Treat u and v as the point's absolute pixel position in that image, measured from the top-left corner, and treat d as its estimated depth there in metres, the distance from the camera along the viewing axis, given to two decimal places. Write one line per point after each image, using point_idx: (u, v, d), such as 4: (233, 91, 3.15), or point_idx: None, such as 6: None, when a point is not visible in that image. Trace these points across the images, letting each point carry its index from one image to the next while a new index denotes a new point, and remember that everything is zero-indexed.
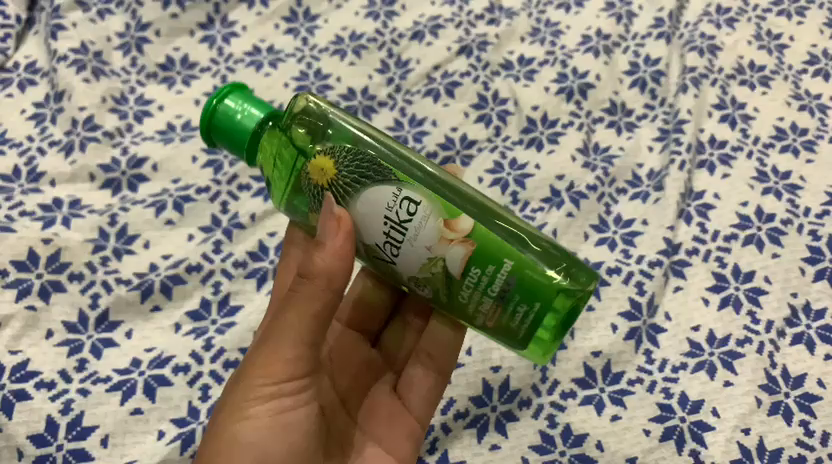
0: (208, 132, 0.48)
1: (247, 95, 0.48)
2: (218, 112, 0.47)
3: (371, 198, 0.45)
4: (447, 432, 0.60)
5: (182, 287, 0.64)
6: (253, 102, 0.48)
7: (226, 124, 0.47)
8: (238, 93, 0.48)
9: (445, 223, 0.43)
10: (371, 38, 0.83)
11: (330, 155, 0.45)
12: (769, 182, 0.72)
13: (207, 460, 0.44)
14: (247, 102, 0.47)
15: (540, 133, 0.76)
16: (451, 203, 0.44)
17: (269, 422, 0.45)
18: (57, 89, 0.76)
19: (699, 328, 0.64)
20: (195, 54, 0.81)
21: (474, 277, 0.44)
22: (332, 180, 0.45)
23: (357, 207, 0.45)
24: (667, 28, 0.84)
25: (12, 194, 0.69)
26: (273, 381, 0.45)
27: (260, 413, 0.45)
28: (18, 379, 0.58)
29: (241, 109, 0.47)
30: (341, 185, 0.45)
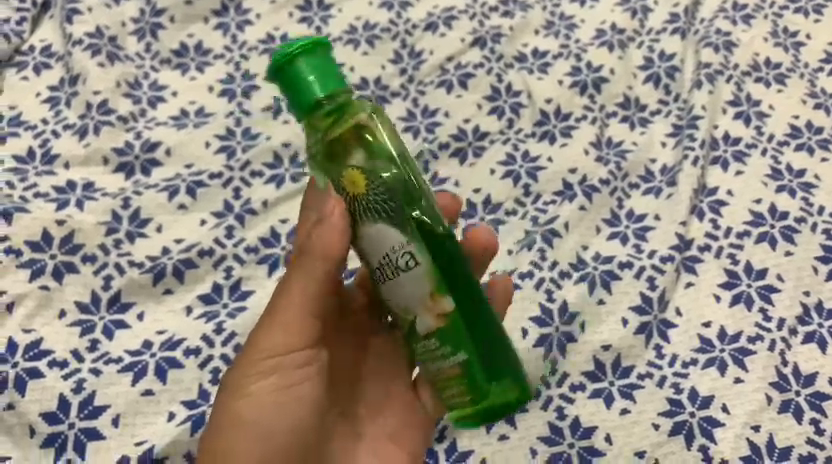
0: (280, 66, 0.42)
1: (327, 59, 0.43)
2: (299, 60, 0.42)
3: (380, 236, 0.43)
4: None
5: (194, 271, 0.64)
6: (331, 69, 0.42)
7: (298, 77, 0.42)
8: (320, 52, 0.42)
9: (429, 294, 0.44)
10: (385, 28, 0.83)
11: (369, 179, 0.43)
12: (783, 180, 0.71)
13: (216, 437, 0.46)
14: (329, 74, 0.42)
15: (553, 126, 0.76)
16: (444, 277, 0.44)
17: (274, 397, 0.46)
18: (72, 73, 0.76)
19: (710, 324, 0.63)
20: (209, 40, 0.81)
21: (430, 345, 0.45)
22: (357, 198, 0.43)
23: (364, 234, 0.43)
24: (683, 24, 0.84)
25: (27, 176, 0.69)
26: (276, 357, 0.46)
27: (264, 389, 0.46)
28: (31, 357, 0.58)
29: (319, 77, 0.42)
30: (361, 207, 0.43)
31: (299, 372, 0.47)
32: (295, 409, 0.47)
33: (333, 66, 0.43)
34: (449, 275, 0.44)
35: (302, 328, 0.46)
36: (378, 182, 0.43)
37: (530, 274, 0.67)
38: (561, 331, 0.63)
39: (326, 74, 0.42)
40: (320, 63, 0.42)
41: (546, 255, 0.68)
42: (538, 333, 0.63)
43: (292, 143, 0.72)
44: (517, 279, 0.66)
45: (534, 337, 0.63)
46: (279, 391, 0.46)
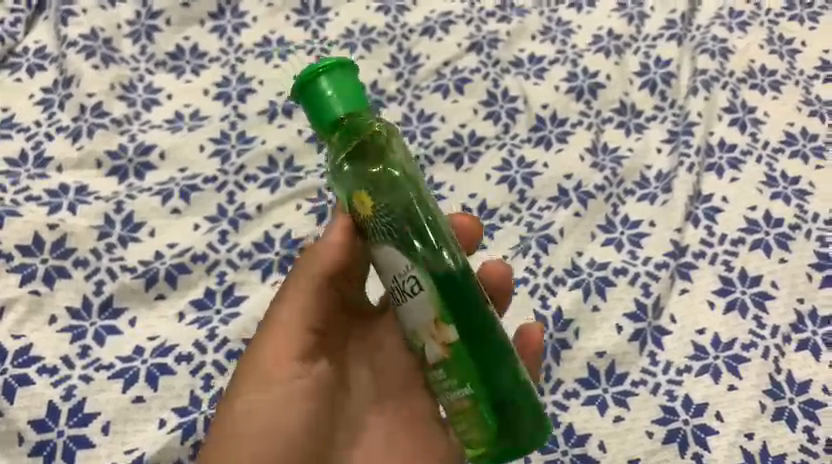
0: (303, 82, 0.44)
1: (352, 77, 0.44)
2: (323, 78, 0.44)
3: (389, 259, 0.44)
4: None
5: (187, 276, 0.64)
6: (354, 88, 0.44)
7: (322, 94, 0.44)
8: (344, 71, 0.44)
9: (433, 323, 0.44)
10: (382, 32, 0.83)
11: (382, 200, 0.44)
12: (778, 187, 0.71)
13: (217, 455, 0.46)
14: (351, 93, 0.44)
15: (548, 132, 0.76)
16: (451, 308, 0.43)
17: (271, 409, 0.47)
18: (66, 75, 0.76)
19: (705, 331, 0.63)
20: (204, 43, 0.81)
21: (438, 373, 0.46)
22: (369, 219, 0.45)
23: (378, 254, 0.45)
24: (679, 31, 0.84)
25: (19, 179, 0.69)
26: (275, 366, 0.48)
27: (261, 403, 0.47)
28: (21, 364, 0.58)
29: (341, 96, 0.44)
30: (373, 228, 0.45)
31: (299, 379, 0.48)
32: (291, 419, 0.47)
33: (357, 85, 0.44)
34: (455, 306, 0.43)
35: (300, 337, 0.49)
36: (386, 206, 0.44)
37: (524, 280, 0.66)
38: (555, 338, 0.63)
39: (348, 93, 0.44)
40: (344, 81, 0.44)
41: (541, 261, 0.67)
42: None
43: (287, 148, 0.72)
44: None
45: None
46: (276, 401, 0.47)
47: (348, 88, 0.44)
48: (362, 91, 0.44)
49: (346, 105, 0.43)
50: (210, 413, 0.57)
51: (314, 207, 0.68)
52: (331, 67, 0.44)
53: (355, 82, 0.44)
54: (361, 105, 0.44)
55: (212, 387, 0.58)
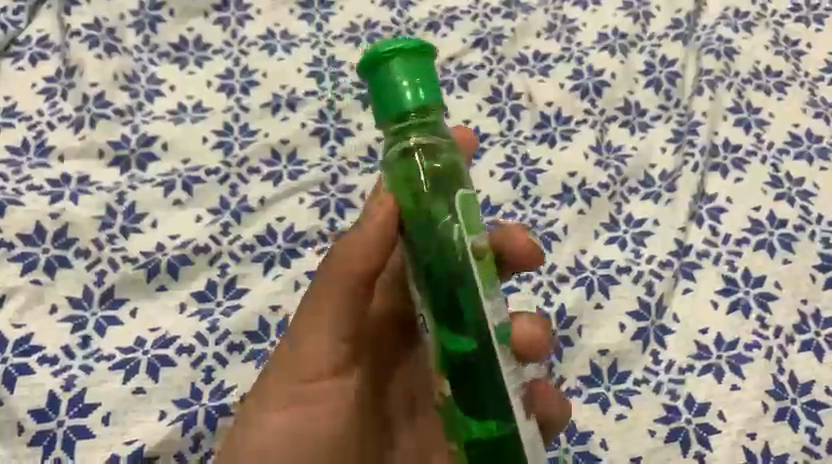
0: (374, 62, 0.41)
1: (425, 67, 0.41)
2: (392, 63, 0.40)
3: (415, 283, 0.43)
4: None
5: (189, 268, 0.63)
6: (426, 82, 0.40)
7: (389, 81, 0.40)
8: (420, 58, 0.41)
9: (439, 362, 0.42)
10: (386, 27, 0.82)
11: (421, 219, 0.42)
12: (782, 188, 0.71)
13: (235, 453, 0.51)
14: (422, 88, 0.40)
15: (553, 129, 0.76)
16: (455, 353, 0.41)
17: (286, 419, 0.50)
18: (68, 65, 0.75)
19: (707, 331, 0.63)
20: (208, 35, 0.80)
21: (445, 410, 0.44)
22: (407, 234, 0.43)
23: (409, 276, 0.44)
24: (685, 30, 0.83)
25: (20, 167, 0.68)
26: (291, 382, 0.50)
27: (276, 415, 0.50)
28: (21, 353, 0.58)
29: (410, 87, 0.40)
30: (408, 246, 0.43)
31: (318, 392, 0.51)
32: (309, 430, 0.51)
33: (429, 76, 0.41)
34: (462, 352, 0.40)
35: (320, 352, 0.50)
36: (421, 226, 0.42)
37: (527, 277, 0.66)
38: (558, 336, 0.63)
39: (414, 86, 0.40)
40: (414, 70, 0.40)
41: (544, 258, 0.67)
42: None
43: (290, 141, 0.72)
44: (514, 282, 0.65)
45: None
46: (294, 414, 0.51)
47: (419, 77, 0.40)
48: (433, 84, 0.41)
49: (411, 100, 0.40)
50: (211, 404, 0.57)
51: (317, 201, 0.68)
52: (404, 53, 0.40)
53: (429, 73, 0.41)
54: (427, 101, 0.40)
55: (213, 379, 0.58)
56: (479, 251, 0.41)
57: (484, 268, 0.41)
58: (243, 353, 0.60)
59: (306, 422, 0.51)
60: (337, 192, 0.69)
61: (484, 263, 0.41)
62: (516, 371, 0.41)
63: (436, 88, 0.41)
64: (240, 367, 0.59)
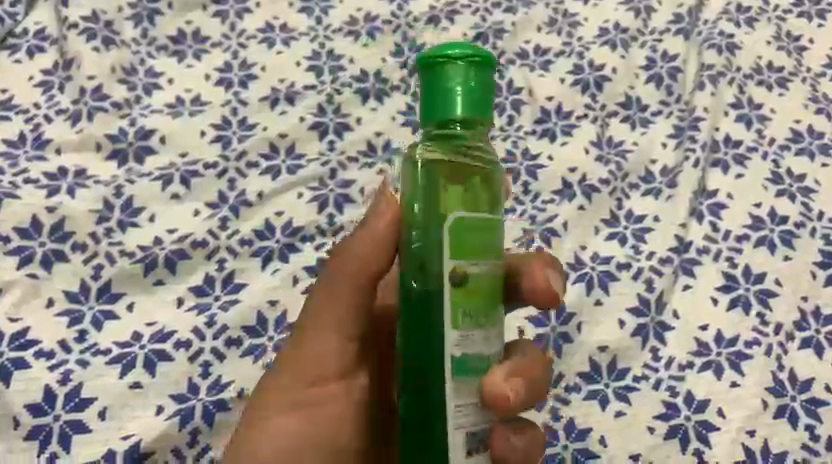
0: (431, 63, 0.39)
1: (479, 79, 0.39)
2: (448, 69, 0.38)
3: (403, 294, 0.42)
4: None
5: (187, 262, 0.63)
6: (477, 100, 0.39)
7: (440, 86, 0.39)
8: (479, 68, 0.39)
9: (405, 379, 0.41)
10: (386, 21, 0.81)
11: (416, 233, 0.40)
12: (783, 184, 0.71)
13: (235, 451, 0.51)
14: (471, 104, 0.38)
15: (553, 124, 0.75)
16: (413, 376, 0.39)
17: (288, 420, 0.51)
18: (66, 58, 0.75)
19: (707, 328, 0.63)
20: (207, 28, 0.80)
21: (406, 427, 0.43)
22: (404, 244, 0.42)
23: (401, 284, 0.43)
24: (686, 25, 0.83)
25: (17, 160, 0.68)
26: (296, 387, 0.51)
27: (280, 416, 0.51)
28: (17, 347, 0.57)
29: (457, 100, 0.38)
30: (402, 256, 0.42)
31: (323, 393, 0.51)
32: (314, 433, 0.51)
33: (479, 90, 0.39)
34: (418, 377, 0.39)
35: (321, 357, 0.50)
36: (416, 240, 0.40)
37: None
38: (558, 332, 0.62)
39: (456, 91, 0.38)
40: (467, 75, 0.38)
41: None
42: (535, 333, 0.62)
43: (289, 135, 0.71)
44: None
45: (530, 336, 0.62)
46: (300, 419, 0.51)
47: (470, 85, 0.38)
48: (481, 98, 0.39)
49: (450, 106, 0.38)
50: (209, 399, 0.57)
51: (316, 195, 0.68)
52: (467, 57, 0.38)
53: (481, 85, 0.39)
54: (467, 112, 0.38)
55: (211, 374, 0.58)
56: (463, 276, 0.38)
57: (462, 296, 0.38)
58: (241, 348, 0.59)
59: (311, 424, 0.51)
60: (336, 186, 0.68)
61: (465, 291, 0.38)
62: (472, 406, 0.38)
63: (487, 107, 0.39)
64: (238, 361, 0.59)
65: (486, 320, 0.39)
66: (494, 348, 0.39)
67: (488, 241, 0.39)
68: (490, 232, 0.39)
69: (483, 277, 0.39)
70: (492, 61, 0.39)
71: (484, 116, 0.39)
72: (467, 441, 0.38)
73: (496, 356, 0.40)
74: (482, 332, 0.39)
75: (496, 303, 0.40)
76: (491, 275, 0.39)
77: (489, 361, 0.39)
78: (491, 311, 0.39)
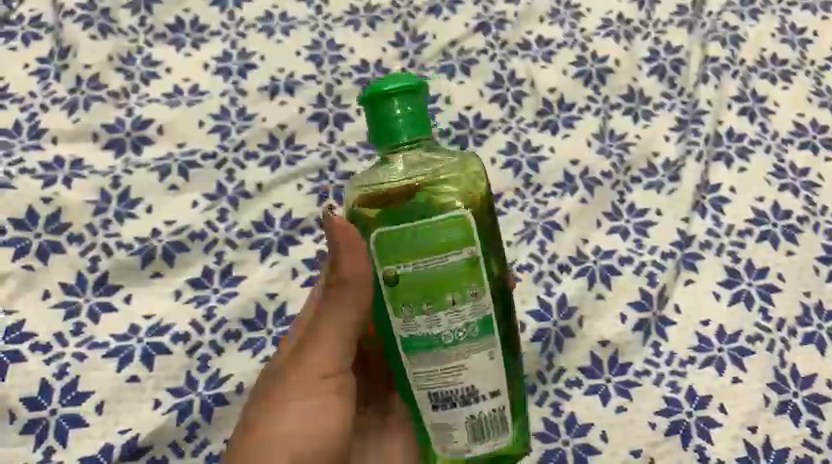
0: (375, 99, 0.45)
1: (403, 108, 0.45)
2: (389, 100, 0.45)
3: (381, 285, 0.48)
4: None
5: (184, 254, 0.62)
6: (418, 122, 0.46)
7: (383, 115, 0.45)
8: (399, 99, 0.45)
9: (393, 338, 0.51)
10: (387, 10, 0.80)
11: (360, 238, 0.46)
12: (786, 178, 0.70)
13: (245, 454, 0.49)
14: (413, 127, 0.45)
15: (555, 117, 0.75)
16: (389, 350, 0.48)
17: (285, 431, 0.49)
18: (62, 45, 0.74)
19: (709, 323, 0.62)
20: (206, 16, 0.78)
21: None
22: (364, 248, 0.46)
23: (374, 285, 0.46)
24: (690, 17, 0.82)
25: (13, 150, 0.67)
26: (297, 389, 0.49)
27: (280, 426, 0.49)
28: (12, 340, 0.57)
29: (401, 124, 0.45)
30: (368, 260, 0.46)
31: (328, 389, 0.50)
32: (317, 433, 0.50)
33: (406, 116, 0.45)
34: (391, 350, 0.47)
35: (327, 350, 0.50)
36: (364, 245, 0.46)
37: (528, 267, 0.65)
38: (559, 326, 0.62)
39: (386, 124, 0.45)
40: (392, 110, 0.45)
41: (546, 248, 0.66)
42: (536, 327, 0.62)
43: (288, 126, 0.71)
44: (515, 272, 0.64)
45: (531, 330, 0.61)
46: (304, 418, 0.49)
47: (397, 116, 0.45)
48: (410, 122, 0.45)
49: (384, 137, 0.46)
50: (207, 393, 0.56)
51: (316, 187, 0.67)
52: (386, 96, 0.45)
53: (418, 110, 0.46)
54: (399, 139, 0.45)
55: (209, 368, 0.57)
56: (397, 276, 0.45)
57: (397, 292, 0.45)
58: (239, 341, 0.59)
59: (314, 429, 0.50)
60: (336, 178, 0.68)
61: (403, 287, 0.45)
62: (428, 374, 0.46)
63: (428, 126, 0.46)
64: (235, 355, 0.58)
65: (429, 304, 0.44)
66: (445, 326, 0.45)
67: (442, 237, 0.44)
68: (429, 233, 0.44)
69: (429, 272, 0.44)
70: (410, 88, 0.45)
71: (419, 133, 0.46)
72: (429, 399, 0.46)
73: (450, 333, 0.45)
74: (425, 317, 0.45)
75: (442, 290, 0.44)
76: (432, 270, 0.44)
77: (439, 339, 0.45)
78: (435, 297, 0.44)
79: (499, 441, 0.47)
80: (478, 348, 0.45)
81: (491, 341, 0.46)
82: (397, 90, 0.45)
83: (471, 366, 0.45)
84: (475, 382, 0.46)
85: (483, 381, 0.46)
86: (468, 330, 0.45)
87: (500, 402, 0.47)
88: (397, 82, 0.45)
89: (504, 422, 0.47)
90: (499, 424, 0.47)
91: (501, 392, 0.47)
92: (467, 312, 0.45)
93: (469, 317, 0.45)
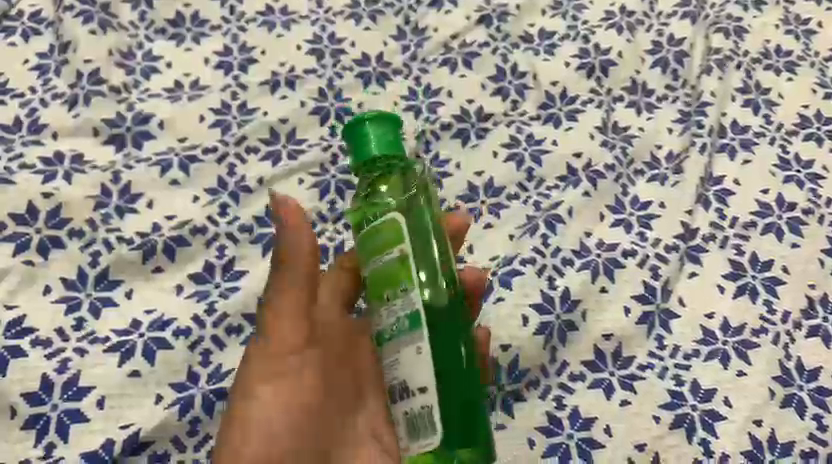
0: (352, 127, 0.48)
1: (375, 132, 0.47)
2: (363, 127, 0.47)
3: None
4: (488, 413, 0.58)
5: (186, 249, 0.62)
6: (391, 146, 0.47)
7: (359, 141, 0.47)
8: (374, 123, 0.47)
9: None
10: (388, 4, 0.80)
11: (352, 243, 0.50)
12: (790, 170, 0.70)
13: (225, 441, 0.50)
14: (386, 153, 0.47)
15: (558, 109, 0.74)
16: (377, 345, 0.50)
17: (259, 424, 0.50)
18: (62, 41, 0.73)
19: (713, 316, 0.62)
20: (207, 11, 0.78)
21: None
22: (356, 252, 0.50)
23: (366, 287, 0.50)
24: (694, 8, 0.81)
25: (13, 145, 0.67)
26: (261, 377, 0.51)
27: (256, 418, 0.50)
28: (14, 335, 0.57)
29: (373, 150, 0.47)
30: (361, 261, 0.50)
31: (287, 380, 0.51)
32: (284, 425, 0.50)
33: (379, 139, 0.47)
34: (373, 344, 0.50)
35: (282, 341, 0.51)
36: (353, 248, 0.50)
37: (531, 260, 0.64)
38: (562, 319, 0.61)
39: (358, 146, 0.47)
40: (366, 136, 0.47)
41: (549, 241, 0.65)
42: (539, 321, 0.61)
43: (289, 120, 0.70)
44: (517, 266, 0.64)
45: (535, 324, 0.61)
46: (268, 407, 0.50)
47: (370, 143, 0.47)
48: (382, 145, 0.47)
49: (358, 158, 0.48)
50: (209, 388, 0.56)
51: (317, 181, 0.66)
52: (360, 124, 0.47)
53: (391, 137, 0.48)
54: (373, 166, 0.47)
55: (211, 362, 0.57)
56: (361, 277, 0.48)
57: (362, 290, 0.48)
58: (241, 336, 0.59)
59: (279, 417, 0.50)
60: (337, 172, 0.67)
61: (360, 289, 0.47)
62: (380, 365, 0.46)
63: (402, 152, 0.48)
64: (237, 351, 0.58)
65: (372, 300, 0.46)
66: (383, 320, 0.45)
67: (379, 239, 0.46)
68: (376, 236, 0.46)
69: (369, 273, 0.46)
70: (383, 115, 0.48)
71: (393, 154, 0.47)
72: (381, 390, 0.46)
73: (387, 327, 0.45)
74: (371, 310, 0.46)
75: (379, 287, 0.46)
76: (377, 270, 0.46)
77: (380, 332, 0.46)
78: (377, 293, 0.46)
79: (431, 443, 0.43)
80: (406, 342, 0.44)
81: (419, 335, 0.44)
82: (371, 118, 0.47)
83: (401, 357, 0.44)
84: (405, 376, 0.44)
85: (411, 375, 0.44)
86: (399, 323, 0.44)
87: (429, 399, 0.43)
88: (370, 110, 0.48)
89: (436, 422, 0.43)
90: (430, 423, 0.43)
91: (431, 390, 0.43)
92: (398, 307, 0.45)
93: (400, 312, 0.45)
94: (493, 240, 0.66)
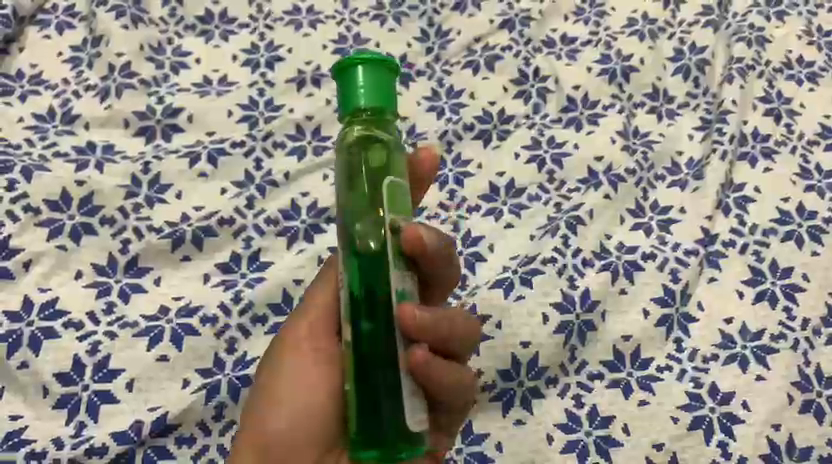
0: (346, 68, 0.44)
1: (354, 78, 0.43)
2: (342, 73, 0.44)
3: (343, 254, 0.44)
4: (506, 409, 0.59)
5: (213, 239, 0.63)
6: (346, 97, 0.44)
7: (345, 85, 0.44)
8: (340, 74, 0.44)
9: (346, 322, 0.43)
10: (412, 6, 0.81)
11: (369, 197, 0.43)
12: (812, 180, 0.70)
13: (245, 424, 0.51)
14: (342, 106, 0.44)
15: (580, 113, 0.75)
16: (375, 316, 0.42)
17: (292, 412, 0.49)
18: (95, 34, 0.75)
19: (733, 321, 0.62)
20: (235, 9, 0.79)
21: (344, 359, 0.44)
22: (366, 207, 0.43)
23: (354, 247, 0.43)
24: (716, 17, 0.82)
25: (47, 134, 0.68)
26: (288, 370, 0.51)
27: (285, 407, 0.50)
28: (47, 317, 0.58)
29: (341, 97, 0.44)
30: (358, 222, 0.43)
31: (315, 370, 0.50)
32: (303, 418, 0.49)
33: (353, 87, 0.43)
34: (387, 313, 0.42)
35: (312, 330, 0.52)
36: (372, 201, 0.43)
37: (552, 260, 0.64)
38: (582, 319, 0.62)
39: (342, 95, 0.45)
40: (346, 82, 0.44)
41: (570, 241, 0.66)
42: (559, 320, 0.61)
43: (315, 117, 0.71)
44: (539, 265, 0.64)
45: (555, 322, 0.61)
46: (299, 404, 0.49)
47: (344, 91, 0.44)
48: (347, 95, 0.44)
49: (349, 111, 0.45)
50: (234, 375, 0.57)
51: None
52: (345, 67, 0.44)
53: (349, 93, 0.43)
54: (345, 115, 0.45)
55: (236, 350, 0.58)
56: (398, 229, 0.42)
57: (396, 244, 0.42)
58: (266, 325, 0.59)
59: (303, 420, 0.49)
60: None
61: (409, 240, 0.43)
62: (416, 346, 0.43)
63: (347, 111, 0.44)
64: (264, 338, 0.59)
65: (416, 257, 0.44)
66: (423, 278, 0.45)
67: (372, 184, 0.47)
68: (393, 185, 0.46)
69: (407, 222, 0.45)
70: (360, 60, 0.43)
71: (352, 106, 0.43)
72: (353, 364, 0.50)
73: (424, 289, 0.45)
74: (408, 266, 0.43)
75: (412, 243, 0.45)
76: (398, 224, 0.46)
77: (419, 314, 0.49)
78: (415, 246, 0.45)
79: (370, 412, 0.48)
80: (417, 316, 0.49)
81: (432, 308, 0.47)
82: (346, 62, 0.43)
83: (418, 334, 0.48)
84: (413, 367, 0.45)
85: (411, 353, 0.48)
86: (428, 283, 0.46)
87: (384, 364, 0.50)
88: (356, 60, 0.43)
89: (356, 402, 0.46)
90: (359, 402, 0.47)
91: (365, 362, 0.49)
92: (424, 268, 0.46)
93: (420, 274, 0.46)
94: (514, 240, 0.66)
